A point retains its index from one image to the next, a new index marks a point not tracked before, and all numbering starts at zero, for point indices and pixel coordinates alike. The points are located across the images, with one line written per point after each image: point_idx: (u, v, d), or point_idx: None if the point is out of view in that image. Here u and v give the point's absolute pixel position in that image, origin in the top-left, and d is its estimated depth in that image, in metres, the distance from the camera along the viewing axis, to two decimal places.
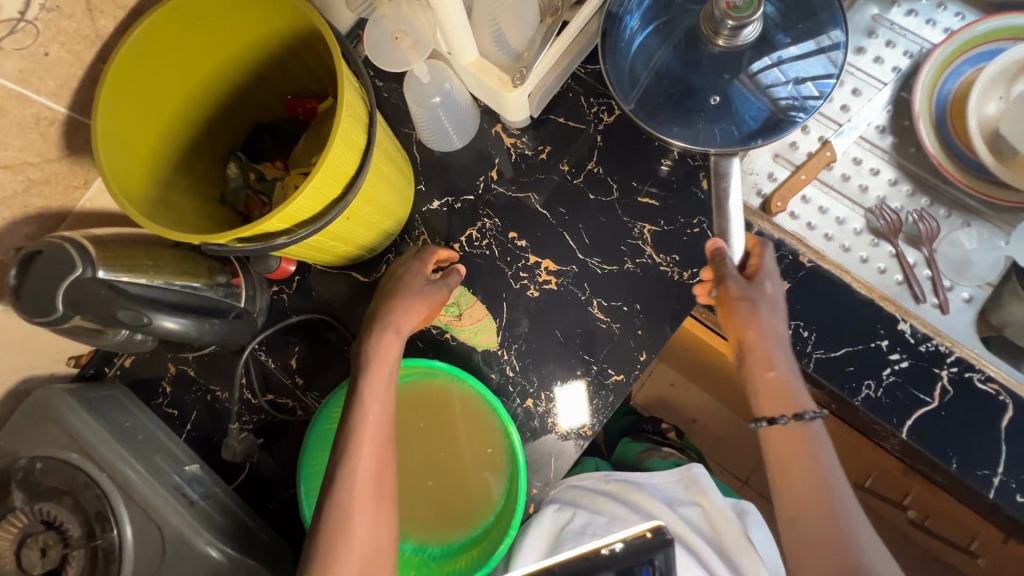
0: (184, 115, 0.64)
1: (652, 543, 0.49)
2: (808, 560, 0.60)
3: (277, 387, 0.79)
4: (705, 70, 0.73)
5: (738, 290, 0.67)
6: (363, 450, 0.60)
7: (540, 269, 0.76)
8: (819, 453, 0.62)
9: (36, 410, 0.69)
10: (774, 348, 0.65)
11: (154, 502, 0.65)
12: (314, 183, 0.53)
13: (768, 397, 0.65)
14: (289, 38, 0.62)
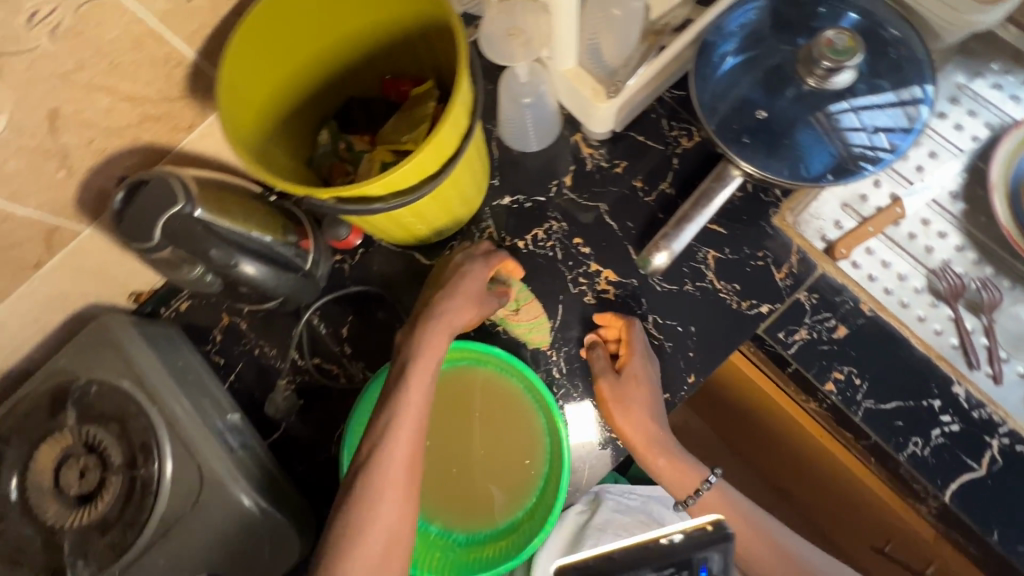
0: (294, 79, 0.67)
1: (712, 535, 0.52)
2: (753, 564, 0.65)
3: (324, 353, 0.81)
4: (787, 108, 0.75)
5: (612, 390, 0.69)
6: (404, 432, 0.61)
7: (599, 278, 0.77)
8: (743, 508, 0.67)
9: (98, 334, 0.70)
10: (663, 435, 0.67)
11: (200, 442, 0.67)
12: (419, 156, 0.55)
13: (674, 482, 0.68)
14: (408, 22, 0.65)
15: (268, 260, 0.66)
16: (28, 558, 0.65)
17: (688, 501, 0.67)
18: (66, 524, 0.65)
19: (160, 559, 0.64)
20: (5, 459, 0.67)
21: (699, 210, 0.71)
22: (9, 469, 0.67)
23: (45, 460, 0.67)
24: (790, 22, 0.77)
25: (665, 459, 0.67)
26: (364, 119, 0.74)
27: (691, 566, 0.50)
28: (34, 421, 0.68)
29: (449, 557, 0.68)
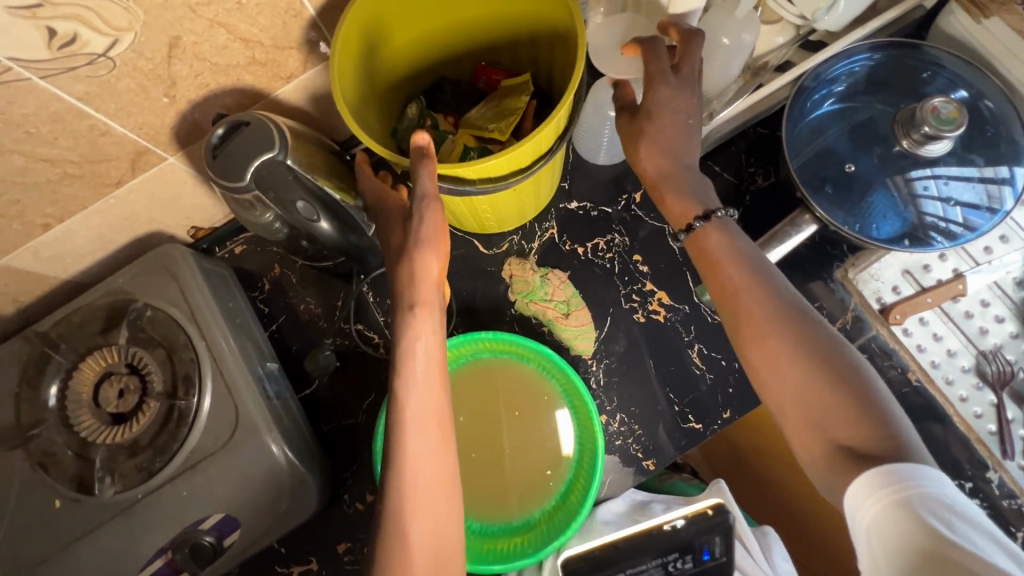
0: (398, 50, 0.68)
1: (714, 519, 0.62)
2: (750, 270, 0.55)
3: (368, 321, 0.81)
4: (867, 165, 0.75)
5: (624, 126, 0.62)
6: (413, 443, 0.54)
7: (653, 298, 0.77)
8: (743, 252, 0.56)
9: (159, 261, 0.71)
10: (676, 168, 0.60)
11: (239, 384, 0.67)
12: (520, 148, 0.56)
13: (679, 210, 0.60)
14: (520, 17, 0.67)
15: (343, 222, 0.66)
16: (56, 465, 0.66)
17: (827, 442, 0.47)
18: (98, 439, 0.67)
19: (183, 491, 0.65)
20: (50, 364, 0.69)
21: (767, 249, 0.71)
22: (52, 375, 0.68)
23: (87, 374, 0.69)
24: (887, 82, 0.77)
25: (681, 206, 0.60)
26: (452, 100, 0.75)
27: (693, 549, 0.62)
28: (84, 334, 0.70)
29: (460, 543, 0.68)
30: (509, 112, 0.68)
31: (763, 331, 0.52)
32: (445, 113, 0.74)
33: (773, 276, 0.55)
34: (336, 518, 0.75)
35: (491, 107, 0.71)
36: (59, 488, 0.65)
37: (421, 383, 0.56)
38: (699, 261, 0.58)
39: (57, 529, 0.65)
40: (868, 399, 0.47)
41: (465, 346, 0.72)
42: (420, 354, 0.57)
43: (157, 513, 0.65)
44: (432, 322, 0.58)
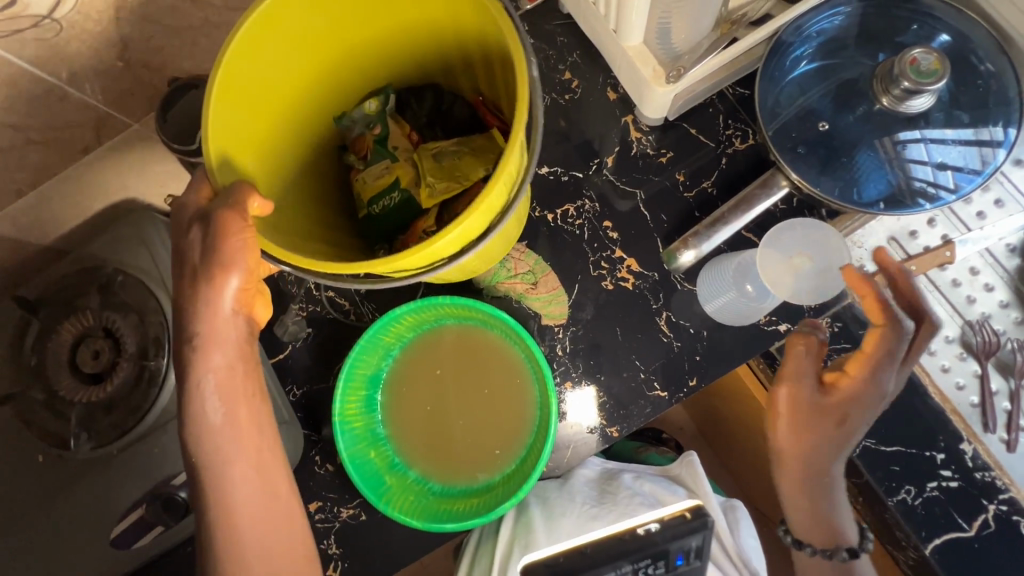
0: (358, 49, 0.64)
1: (690, 522, 0.66)
2: (795, 495, 0.64)
3: (339, 289, 0.79)
4: (850, 127, 0.72)
5: (805, 420, 0.60)
6: (231, 492, 0.52)
7: (621, 265, 0.76)
8: (823, 501, 0.63)
9: (131, 227, 0.73)
10: (824, 481, 0.62)
11: None
12: (431, 246, 0.50)
13: (795, 442, 0.61)
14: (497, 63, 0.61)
15: None
16: (38, 422, 0.70)
17: (815, 549, 0.65)
18: (76, 397, 0.70)
19: (155, 448, 0.68)
20: (30, 328, 0.71)
21: (737, 215, 0.69)
22: (32, 338, 0.71)
23: (64, 335, 0.71)
24: (876, 33, 0.72)
25: (786, 439, 0.60)
26: (426, 116, 0.71)
27: (667, 556, 0.64)
28: (62, 298, 0.72)
29: (420, 504, 0.69)
30: (461, 171, 0.64)
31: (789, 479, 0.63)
32: (406, 127, 0.70)
33: (837, 496, 0.64)
34: (305, 479, 0.75)
35: (455, 150, 0.66)
36: (43, 444, 0.69)
37: (222, 426, 0.51)
38: (806, 530, 0.65)
39: (45, 479, 0.69)
40: (843, 514, 0.65)
41: (425, 311, 0.72)
42: (210, 393, 0.51)
43: (132, 468, 0.68)
44: (221, 356, 0.51)
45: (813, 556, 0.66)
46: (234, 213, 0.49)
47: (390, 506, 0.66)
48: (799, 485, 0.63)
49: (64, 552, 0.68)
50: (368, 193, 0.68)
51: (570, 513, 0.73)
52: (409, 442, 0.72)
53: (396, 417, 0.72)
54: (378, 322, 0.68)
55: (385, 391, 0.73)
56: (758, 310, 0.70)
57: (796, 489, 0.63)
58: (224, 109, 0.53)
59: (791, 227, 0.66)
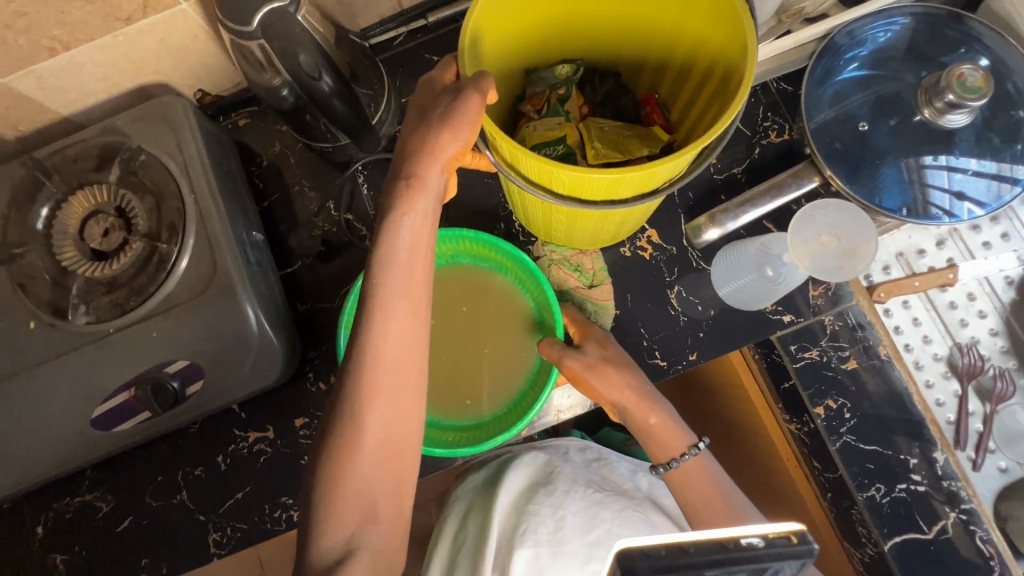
0: (562, 19, 0.63)
1: (796, 550, 0.32)
2: (660, 449, 0.67)
3: (359, 212, 0.81)
4: (883, 138, 0.74)
5: (623, 368, 0.67)
6: (386, 335, 0.50)
7: (642, 235, 0.76)
8: (680, 424, 0.68)
9: (158, 108, 0.71)
10: (666, 419, 0.68)
11: (220, 241, 0.68)
12: (642, 173, 0.48)
13: (633, 412, 0.67)
14: (704, 57, 0.59)
15: (323, 142, 0.77)
16: (35, 288, 0.68)
17: (668, 466, 0.66)
18: (78, 270, 0.69)
19: (153, 333, 0.67)
20: (41, 189, 0.70)
21: (767, 199, 0.71)
22: (42, 201, 0.70)
23: (76, 209, 0.70)
24: (924, 51, 0.74)
25: (580, 364, 0.66)
26: (602, 95, 0.70)
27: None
28: (80, 169, 0.71)
29: None
30: (626, 147, 0.62)
31: (646, 413, 0.66)
32: (582, 100, 0.68)
33: (679, 423, 0.68)
34: (299, 394, 0.78)
35: (618, 128, 0.65)
36: (37, 311, 0.68)
37: (403, 262, 0.51)
38: (680, 490, 0.66)
39: (32, 346, 0.67)
40: (674, 415, 0.69)
41: (446, 243, 0.72)
42: (406, 234, 0.51)
43: (126, 349, 0.67)
44: (424, 204, 0.52)
45: (683, 469, 0.66)
46: (475, 95, 0.50)
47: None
48: (642, 406, 0.66)
49: (49, 422, 0.68)
50: (533, 140, 0.62)
51: (573, 494, 0.67)
52: None
53: None
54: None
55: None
56: (772, 293, 0.71)
57: (636, 400, 0.66)
58: (469, 31, 0.52)
59: (827, 206, 0.69)
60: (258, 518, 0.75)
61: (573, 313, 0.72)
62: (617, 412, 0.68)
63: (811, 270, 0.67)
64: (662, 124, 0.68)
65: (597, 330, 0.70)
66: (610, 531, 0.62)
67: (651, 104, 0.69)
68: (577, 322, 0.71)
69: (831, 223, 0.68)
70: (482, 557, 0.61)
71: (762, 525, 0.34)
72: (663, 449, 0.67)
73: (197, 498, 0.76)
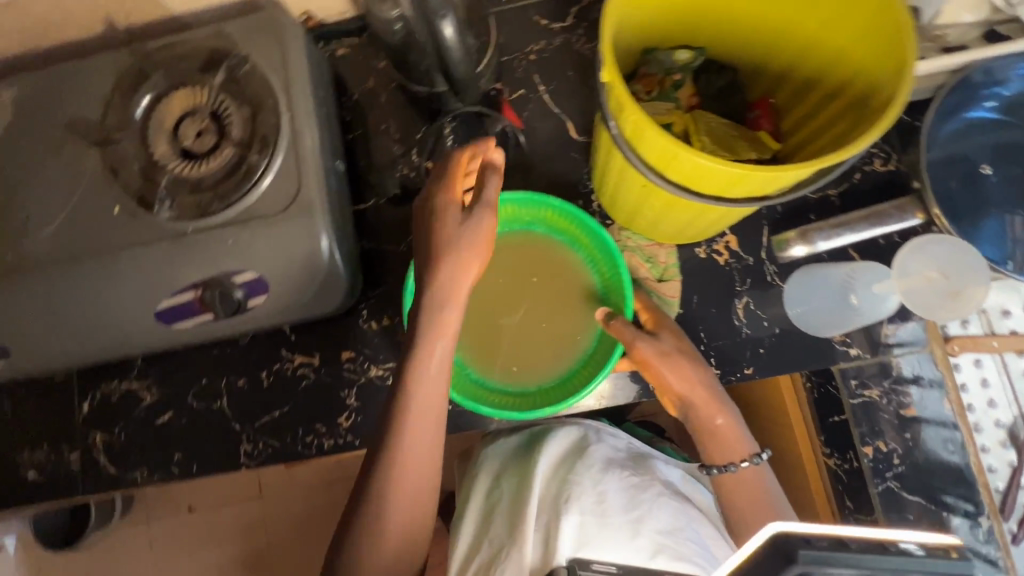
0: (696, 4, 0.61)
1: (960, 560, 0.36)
2: (719, 452, 0.66)
3: (440, 162, 0.81)
4: (995, 188, 0.70)
5: (695, 364, 0.66)
6: (422, 395, 0.59)
7: (721, 239, 0.74)
8: (742, 430, 0.67)
9: (269, 21, 0.71)
10: (731, 421, 0.66)
11: (308, 164, 0.68)
12: (769, 175, 0.47)
13: (699, 410, 0.66)
14: (840, 69, 0.57)
15: (418, 87, 0.76)
16: (125, 176, 0.70)
17: (723, 469, 0.65)
18: (167, 165, 0.70)
19: (229, 240, 0.67)
20: (145, 81, 0.71)
21: (867, 226, 0.70)
22: (144, 92, 0.71)
23: (174, 105, 0.71)
24: None
25: (652, 350, 0.65)
26: (713, 89, 0.68)
27: None
28: (184, 67, 0.72)
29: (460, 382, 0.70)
30: (734, 145, 0.61)
31: (713, 413, 0.65)
32: (694, 90, 0.66)
33: (742, 429, 0.67)
34: (351, 329, 0.79)
35: (727, 127, 0.64)
36: (123, 199, 0.69)
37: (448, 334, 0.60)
38: (729, 492, 0.66)
39: (113, 231, 0.69)
40: (738, 420, 0.67)
41: (528, 207, 0.72)
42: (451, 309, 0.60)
43: (200, 250, 0.68)
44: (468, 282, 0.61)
45: (739, 476, 0.65)
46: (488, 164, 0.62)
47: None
48: (710, 405, 0.65)
49: (116, 308, 0.70)
50: None
51: (613, 477, 0.69)
52: (471, 326, 0.72)
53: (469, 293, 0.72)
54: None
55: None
56: (849, 322, 0.70)
57: (704, 397, 0.65)
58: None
59: (939, 240, 0.66)
60: (291, 439, 0.77)
61: (648, 301, 0.71)
62: (679, 406, 0.67)
63: (908, 303, 0.66)
64: (770, 130, 0.67)
65: (671, 322, 0.69)
66: (650, 508, 0.66)
67: (763, 108, 0.67)
68: (653, 310, 0.70)
69: (941, 259, 0.66)
70: (523, 512, 0.64)
71: (918, 534, 0.38)
72: (723, 451, 0.66)
73: (238, 407, 0.78)
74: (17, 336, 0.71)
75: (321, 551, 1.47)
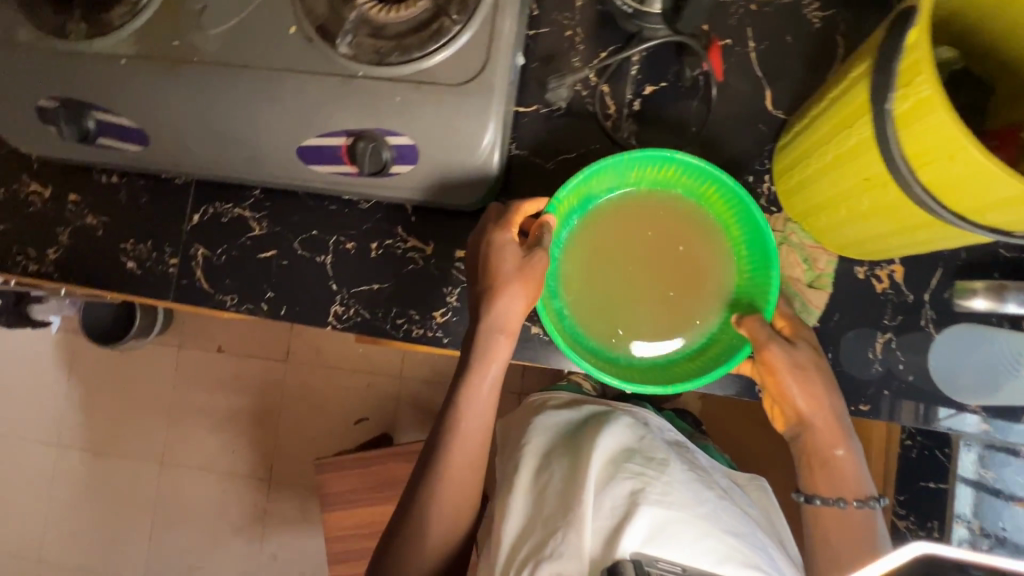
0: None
1: None
2: (826, 480, 0.63)
3: (616, 89, 0.75)
4: None
5: (828, 384, 0.63)
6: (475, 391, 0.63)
7: (886, 265, 0.69)
8: (860, 468, 0.63)
9: None
10: (851, 455, 0.63)
11: (500, 45, 0.64)
12: None
13: (822, 431, 0.62)
14: None
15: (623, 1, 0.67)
16: None
17: (832, 502, 0.62)
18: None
19: (397, 97, 0.64)
20: None
21: None
22: None
23: None
24: None
25: (789, 356, 0.62)
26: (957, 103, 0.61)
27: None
28: None
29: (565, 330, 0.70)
30: None
31: (835, 441, 0.62)
32: None
33: (861, 466, 0.63)
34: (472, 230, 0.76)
35: None
36: (303, 21, 0.66)
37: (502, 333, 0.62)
38: (826, 524, 0.62)
39: (285, 51, 0.66)
40: (857, 457, 0.63)
41: (691, 177, 0.68)
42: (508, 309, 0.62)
43: (362, 97, 0.64)
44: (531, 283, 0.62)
45: (846, 513, 0.61)
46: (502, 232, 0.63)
47: (548, 321, 0.65)
48: (834, 431, 0.62)
49: (263, 130, 0.67)
50: None
51: (676, 471, 0.69)
52: (591, 279, 0.71)
53: (598, 246, 0.72)
54: (653, 156, 0.65)
55: (588, 218, 0.72)
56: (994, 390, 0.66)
57: (829, 419, 0.62)
58: None
59: None
60: (382, 315, 0.76)
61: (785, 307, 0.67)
62: (795, 421, 0.64)
63: None
64: None
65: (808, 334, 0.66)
66: (713, 509, 0.66)
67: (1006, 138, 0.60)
68: (792, 319, 0.66)
69: None
70: (582, 496, 0.62)
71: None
72: (835, 479, 0.62)
73: (339, 268, 0.78)
74: (161, 125, 0.70)
75: (329, 430, 1.51)
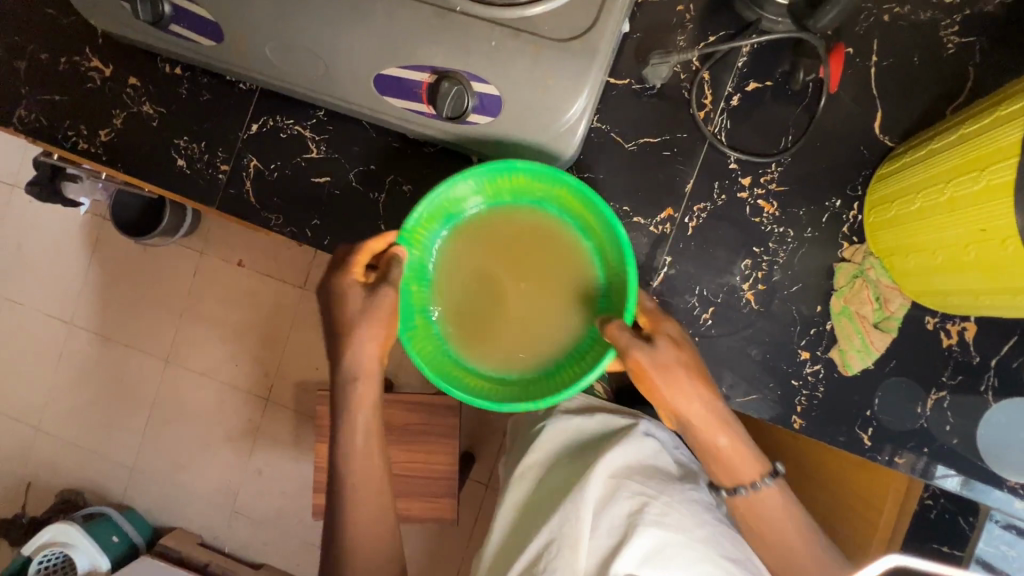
0: None
1: None
2: (724, 470, 0.62)
3: (717, 78, 0.70)
4: None
5: (698, 378, 0.60)
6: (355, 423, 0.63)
7: (959, 322, 0.65)
8: (747, 444, 0.62)
9: None
10: (739, 441, 0.61)
11: (611, 11, 0.60)
12: None
13: (700, 421, 0.61)
14: None
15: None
16: None
17: (734, 491, 0.62)
18: None
19: (492, 41, 0.59)
20: None
21: None
22: None
23: None
24: None
25: (651, 361, 0.59)
26: None
27: None
28: None
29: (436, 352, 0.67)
30: None
31: (714, 432, 0.60)
32: None
33: (750, 447, 0.62)
34: None
35: None
36: None
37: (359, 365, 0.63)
38: (745, 513, 0.63)
39: None
40: (748, 440, 0.62)
41: (541, 182, 0.64)
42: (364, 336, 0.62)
43: (456, 34, 0.60)
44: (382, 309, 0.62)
45: (751, 497, 0.61)
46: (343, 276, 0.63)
47: (410, 346, 0.63)
48: (711, 425, 0.60)
49: (344, 50, 0.63)
50: None
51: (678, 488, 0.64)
52: (457, 298, 0.69)
53: (458, 265, 0.69)
54: (493, 167, 0.62)
55: (453, 230, 0.69)
56: None
57: (705, 411, 0.60)
58: None
59: None
60: None
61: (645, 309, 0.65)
62: (676, 420, 0.62)
63: None
64: None
65: (676, 329, 0.63)
66: (715, 532, 0.62)
67: None
68: (656, 320, 0.63)
69: None
70: (576, 517, 0.60)
71: None
72: (727, 463, 0.62)
73: (391, 209, 0.75)
74: (237, 23, 0.66)
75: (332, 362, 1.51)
